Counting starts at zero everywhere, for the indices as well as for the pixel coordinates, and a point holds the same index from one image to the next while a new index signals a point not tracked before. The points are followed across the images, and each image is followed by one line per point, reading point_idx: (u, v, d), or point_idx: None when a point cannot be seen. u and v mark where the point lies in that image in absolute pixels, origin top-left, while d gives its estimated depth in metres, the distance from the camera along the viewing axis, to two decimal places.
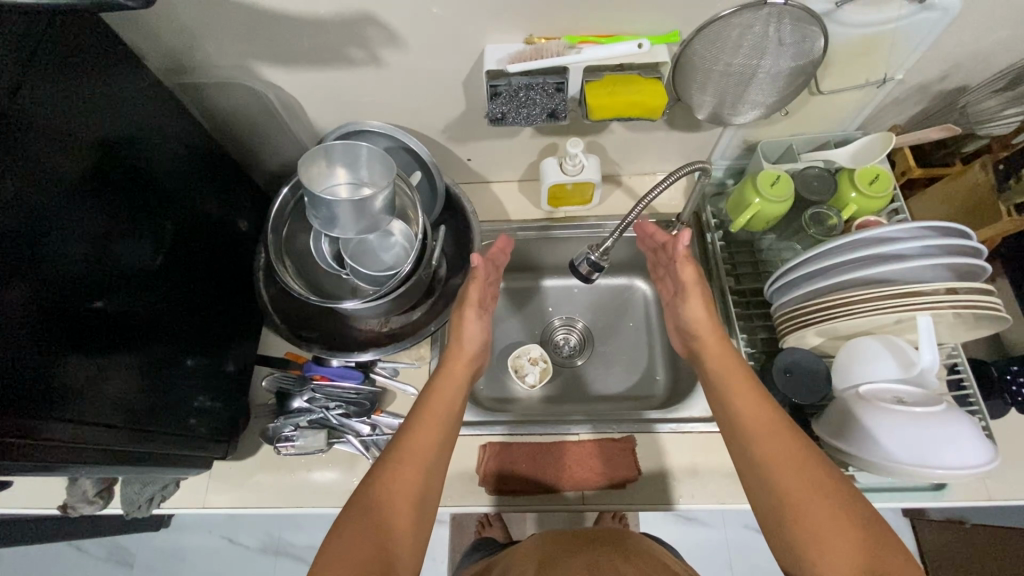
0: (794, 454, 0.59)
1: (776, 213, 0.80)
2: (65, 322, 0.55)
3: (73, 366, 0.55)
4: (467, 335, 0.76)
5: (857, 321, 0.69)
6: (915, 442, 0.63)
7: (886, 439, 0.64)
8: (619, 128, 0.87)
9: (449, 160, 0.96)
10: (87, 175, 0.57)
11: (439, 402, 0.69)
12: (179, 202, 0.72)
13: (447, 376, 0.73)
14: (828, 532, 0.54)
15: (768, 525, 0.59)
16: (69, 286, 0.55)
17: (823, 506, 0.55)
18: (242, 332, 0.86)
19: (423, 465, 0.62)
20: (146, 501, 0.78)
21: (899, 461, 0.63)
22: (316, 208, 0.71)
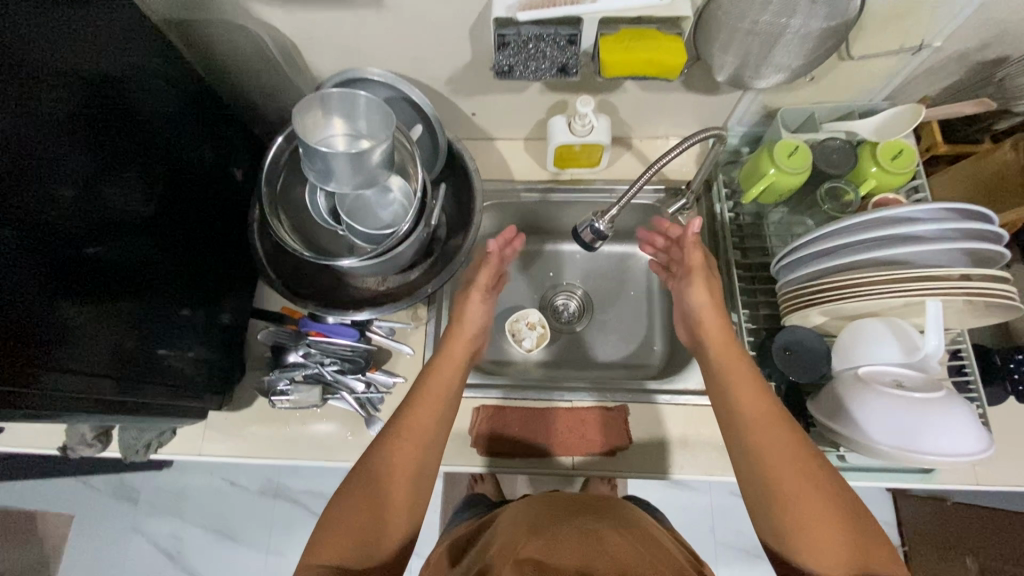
0: (786, 441, 0.59)
1: (792, 186, 0.77)
2: (58, 276, 0.53)
3: (66, 321, 0.54)
4: (470, 315, 0.75)
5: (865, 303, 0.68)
6: (909, 428, 0.62)
7: (877, 422, 0.64)
8: (633, 87, 0.82)
9: (452, 114, 0.91)
10: (75, 118, 0.54)
11: (439, 382, 0.68)
12: (173, 147, 0.69)
13: (447, 358, 0.71)
14: (812, 518, 0.55)
15: (756, 510, 0.59)
16: (61, 237, 0.53)
17: (811, 496, 0.56)
18: (237, 284, 0.84)
19: (421, 443, 0.62)
20: (144, 447, 0.79)
21: (892, 445, 0.63)
22: (311, 159, 0.67)
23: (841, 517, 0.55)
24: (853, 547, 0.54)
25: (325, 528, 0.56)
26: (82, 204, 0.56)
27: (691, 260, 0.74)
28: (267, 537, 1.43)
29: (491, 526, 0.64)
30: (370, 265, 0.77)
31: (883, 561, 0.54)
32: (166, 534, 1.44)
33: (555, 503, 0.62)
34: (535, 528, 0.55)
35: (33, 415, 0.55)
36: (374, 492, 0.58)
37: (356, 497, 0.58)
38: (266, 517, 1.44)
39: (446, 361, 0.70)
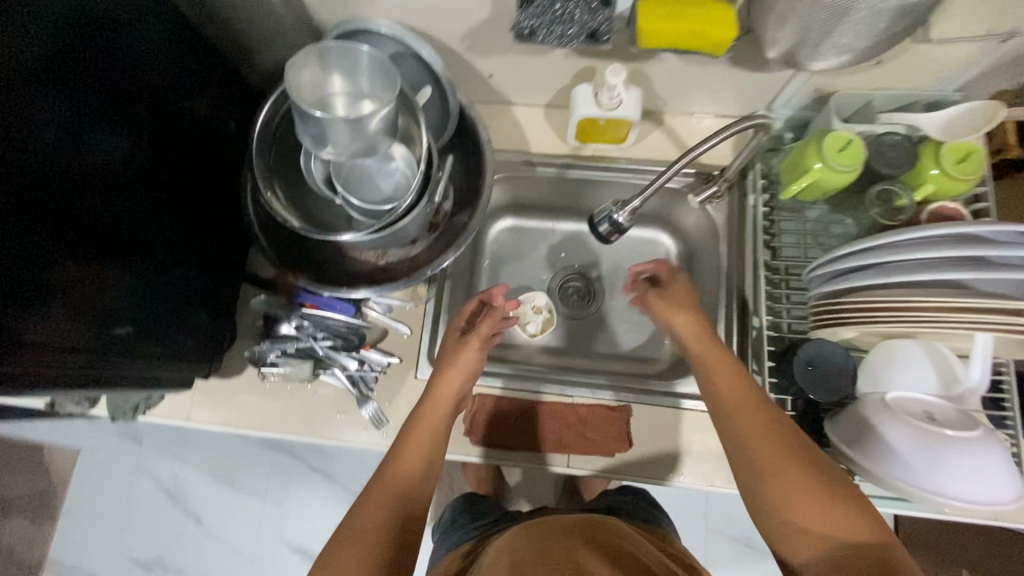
0: (766, 425, 0.59)
1: (840, 185, 0.69)
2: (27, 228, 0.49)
3: (39, 274, 0.50)
4: (463, 362, 0.73)
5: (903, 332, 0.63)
6: (936, 469, 0.58)
7: (903, 459, 0.60)
8: (671, 57, 0.73)
9: (467, 75, 0.83)
10: (40, 57, 0.49)
11: (426, 422, 0.68)
12: (165, 100, 0.64)
13: (435, 399, 0.70)
14: (798, 497, 0.54)
15: (760, 516, 0.57)
16: (27, 185, 0.49)
17: (795, 474, 0.55)
18: (230, 249, 0.80)
19: (406, 482, 0.62)
20: (132, 408, 0.77)
21: (916, 484, 0.59)
22: (305, 123, 0.61)
23: (841, 507, 0.53)
24: (851, 523, 0.52)
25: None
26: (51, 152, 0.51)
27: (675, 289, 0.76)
28: (264, 486, 1.43)
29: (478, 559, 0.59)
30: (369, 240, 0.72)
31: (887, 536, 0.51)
32: (166, 475, 1.44)
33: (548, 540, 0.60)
34: (515, 566, 0.53)
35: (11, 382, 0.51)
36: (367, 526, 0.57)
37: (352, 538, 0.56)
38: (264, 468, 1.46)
39: (433, 404, 0.70)
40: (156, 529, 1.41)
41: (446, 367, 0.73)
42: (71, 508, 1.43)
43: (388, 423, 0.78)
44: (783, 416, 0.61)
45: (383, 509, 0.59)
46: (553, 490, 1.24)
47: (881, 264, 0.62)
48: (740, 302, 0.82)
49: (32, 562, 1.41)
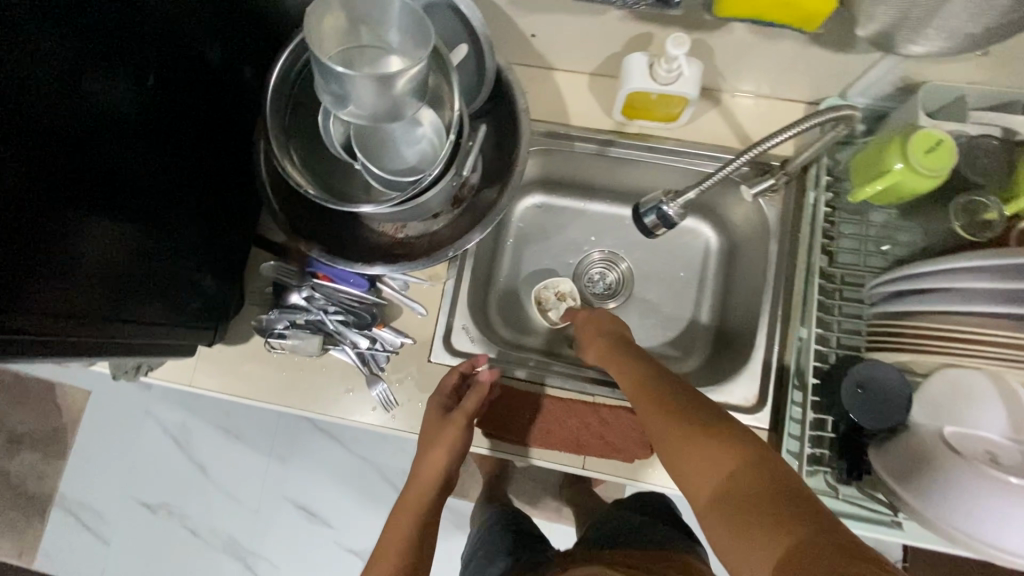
0: (652, 400, 0.56)
1: (920, 190, 0.61)
2: (18, 180, 0.44)
3: (32, 231, 0.45)
4: (444, 441, 0.68)
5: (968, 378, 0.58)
6: (974, 512, 0.53)
7: (942, 493, 0.55)
8: (742, 28, 0.64)
9: (508, 33, 0.74)
10: None
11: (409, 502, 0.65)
12: (178, 43, 0.58)
13: (417, 482, 0.67)
14: (692, 457, 0.48)
15: (670, 475, 0.50)
16: (17, 131, 0.44)
17: (681, 435, 0.50)
18: (241, 209, 0.75)
19: (413, 525, 0.63)
20: (134, 368, 0.74)
21: (943, 519, 0.55)
22: (326, 79, 0.54)
23: (703, 437, 0.48)
24: (728, 475, 0.45)
25: None
26: (45, 95, 0.45)
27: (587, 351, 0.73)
28: (269, 442, 1.42)
29: None
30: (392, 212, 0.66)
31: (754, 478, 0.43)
32: (174, 423, 1.43)
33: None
34: None
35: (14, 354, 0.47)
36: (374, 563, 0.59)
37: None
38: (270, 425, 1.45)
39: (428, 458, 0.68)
40: (162, 475, 1.42)
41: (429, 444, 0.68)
42: (81, 447, 1.44)
43: (397, 406, 0.75)
44: (666, 372, 0.58)
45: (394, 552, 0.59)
46: (559, 475, 1.21)
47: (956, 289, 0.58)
48: (785, 308, 0.75)
49: (42, 495, 1.43)
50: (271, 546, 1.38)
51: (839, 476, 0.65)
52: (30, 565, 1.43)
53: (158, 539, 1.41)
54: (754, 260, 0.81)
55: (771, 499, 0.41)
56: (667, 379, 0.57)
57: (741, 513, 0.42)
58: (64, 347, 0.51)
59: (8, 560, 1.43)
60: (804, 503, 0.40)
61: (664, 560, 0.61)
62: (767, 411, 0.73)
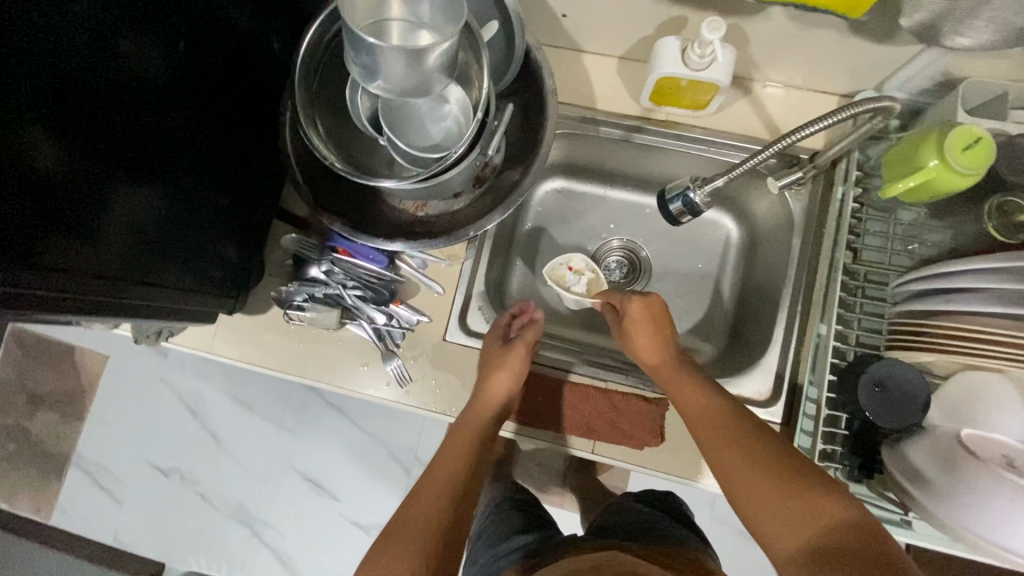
0: (734, 444, 0.58)
1: (955, 189, 0.60)
2: (51, 139, 0.45)
3: (60, 188, 0.46)
4: (509, 366, 0.71)
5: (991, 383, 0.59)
6: (983, 512, 0.54)
7: (953, 492, 0.55)
8: (781, 14, 0.63)
9: (539, 13, 0.73)
10: None
11: (441, 463, 0.65)
12: (209, 9, 0.58)
13: (453, 441, 0.67)
14: (781, 508, 0.52)
15: (747, 514, 0.55)
16: (56, 90, 0.44)
17: (771, 487, 0.53)
18: (264, 181, 0.75)
19: (445, 489, 0.61)
20: (155, 333, 0.75)
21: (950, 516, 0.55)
22: (356, 50, 0.53)
23: (796, 493, 0.52)
24: (819, 533, 0.49)
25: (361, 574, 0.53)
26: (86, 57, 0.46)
27: (629, 311, 0.73)
28: (281, 414, 1.44)
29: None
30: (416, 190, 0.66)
31: (848, 541, 0.48)
32: (190, 391, 1.46)
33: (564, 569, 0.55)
34: None
35: (42, 310, 0.48)
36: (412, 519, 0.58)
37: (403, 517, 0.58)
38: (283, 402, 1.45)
39: (483, 390, 0.70)
40: (176, 441, 1.45)
41: (486, 371, 0.71)
42: (98, 410, 1.47)
43: (411, 382, 0.75)
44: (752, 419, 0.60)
45: (427, 495, 0.60)
46: (564, 461, 1.22)
47: (987, 288, 0.57)
48: (805, 303, 0.74)
49: (60, 454, 1.47)
50: (278, 515, 1.41)
51: (849, 472, 0.64)
52: (46, 520, 1.47)
53: (170, 502, 1.44)
54: (776, 254, 0.80)
55: (859, 561, 0.46)
56: (745, 424, 0.59)
57: (835, 561, 0.47)
58: (89, 308, 0.52)
59: (26, 514, 1.48)
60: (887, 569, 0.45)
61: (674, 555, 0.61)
62: (780, 406, 0.72)
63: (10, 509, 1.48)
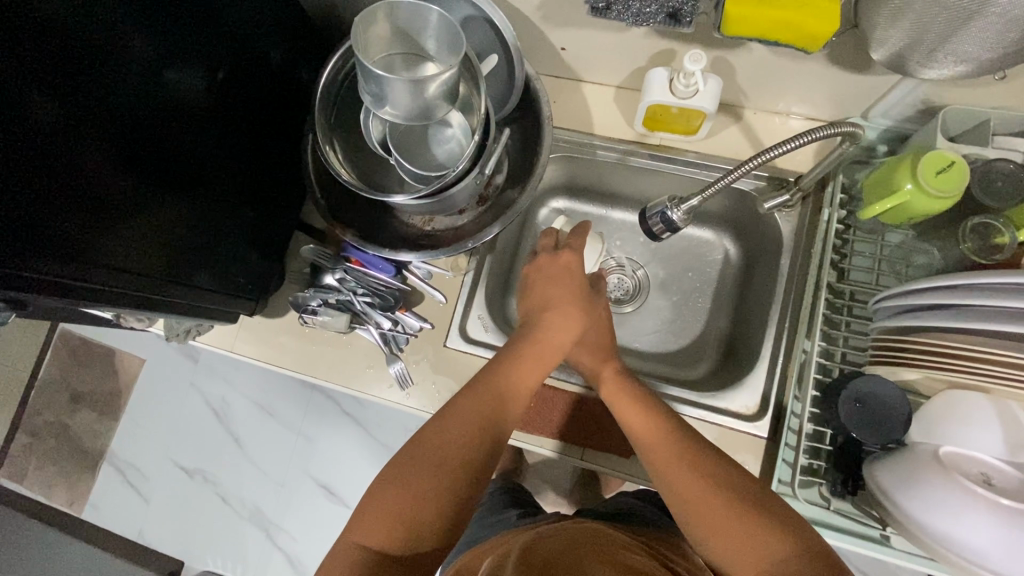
0: (690, 447, 0.60)
1: (929, 211, 0.63)
2: (98, 148, 0.52)
3: (99, 188, 0.52)
4: (590, 312, 0.74)
5: (965, 401, 0.59)
6: (987, 542, 0.52)
7: (945, 519, 0.54)
8: (761, 48, 0.67)
9: (540, 47, 0.79)
10: None
11: (468, 409, 0.63)
12: (242, 43, 0.66)
13: (482, 388, 0.65)
14: (739, 498, 0.55)
15: (702, 517, 0.56)
16: (101, 103, 0.51)
17: (730, 478, 0.57)
18: (287, 196, 0.82)
19: (468, 434, 0.61)
20: (185, 332, 0.83)
21: (950, 547, 0.54)
22: (367, 81, 0.60)
23: (746, 482, 0.57)
24: (770, 519, 0.53)
25: (373, 510, 0.57)
26: (124, 74, 0.53)
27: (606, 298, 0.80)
28: (299, 421, 1.50)
29: (508, 544, 0.59)
30: (422, 209, 0.74)
31: (794, 526, 0.53)
32: (216, 395, 1.54)
33: (557, 529, 0.59)
34: (563, 554, 0.52)
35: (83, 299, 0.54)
36: (422, 484, 0.58)
37: (420, 468, 0.59)
38: (302, 406, 1.50)
39: (548, 335, 0.71)
40: (201, 442, 1.53)
41: (560, 312, 0.72)
42: (133, 410, 1.57)
43: (412, 385, 0.80)
44: (687, 426, 0.64)
45: (447, 440, 0.60)
46: (569, 477, 1.24)
47: (955, 307, 0.57)
48: (792, 321, 0.77)
49: (95, 451, 1.57)
50: (292, 518, 1.47)
51: (834, 488, 0.66)
52: (79, 513, 1.56)
53: (192, 500, 1.51)
54: (768, 273, 0.82)
55: (799, 535, 0.53)
56: (685, 430, 0.63)
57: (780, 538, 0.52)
58: (121, 302, 0.58)
59: (61, 507, 1.57)
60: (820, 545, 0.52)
61: (658, 536, 0.63)
62: (767, 422, 0.74)
63: (47, 501, 1.57)
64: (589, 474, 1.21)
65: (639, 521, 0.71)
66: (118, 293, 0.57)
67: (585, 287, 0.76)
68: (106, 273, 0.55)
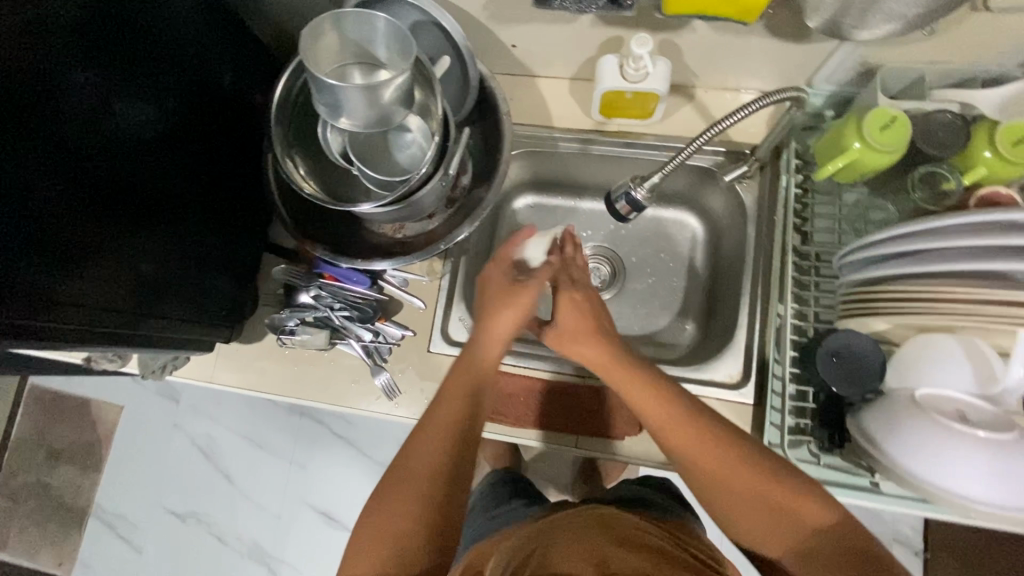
0: (696, 436, 0.59)
1: (879, 165, 0.65)
2: (50, 188, 0.50)
3: (62, 235, 0.52)
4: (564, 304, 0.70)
5: (928, 341, 0.62)
6: (965, 475, 0.54)
7: (925, 458, 0.56)
8: (702, 26, 0.69)
9: (492, 46, 0.80)
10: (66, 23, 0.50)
11: (431, 429, 0.62)
12: (190, 66, 0.65)
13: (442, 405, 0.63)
14: (763, 486, 0.55)
15: (734, 510, 0.56)
16: (50, 141, 0.50)
17: (747, 466, 0.56)
18: (252, 218, 0.81)
19: (438, 457, 0.60)
20: (160, 367, 0.81)
21: (934, 484, 0.56)
22: (320, 92, 0.60)
23: (773, 467, 0.56)
24: (802, 501, 0.54)
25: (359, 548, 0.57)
26: (69, 112, 0.51)
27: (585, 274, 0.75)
28: (290, 449, 1.47)
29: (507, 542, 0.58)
30: (384, 216, 0.73)
31: (826, 508, 0.54)
32: (201, 434, 1.50)
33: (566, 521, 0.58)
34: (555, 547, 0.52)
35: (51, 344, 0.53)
36: (403, 514, 0.57)
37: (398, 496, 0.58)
38: (292, 434, 1.47)
39: (492, 337, 0.69)
40: (191, 484, 1.49)
41: (510, 303, 0.69)
42: (116, 460, 1.52)
43: (399, 394, 0.80)
44: (697, 406, 0.61)
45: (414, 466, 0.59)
46: (569, 470, 1.24)
47: (914, 254, 0.59)
48: (763, 288, 0.79)
49: (79, 507, 1.51)
50: (292, 549, 1.43)
51: (822, 444, 0.67)
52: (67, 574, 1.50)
53: (186, 546, 1.47)
54: (737, 245, 0.84)
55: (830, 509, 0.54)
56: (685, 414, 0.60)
57: (813, 520, 0.53)
58: (90, 343, 0.57)
59: (48, 569, 1.50)
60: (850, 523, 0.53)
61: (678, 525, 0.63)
62: (752, 388, 0.76)
63: (33, 565, 1.51)
64: (588, 465, 1.21)
65: (645, 504, 0.71)
66: (85, 334, 0.56)
67: (547, 274, 0.72)
68: (70, 316, 0.54)
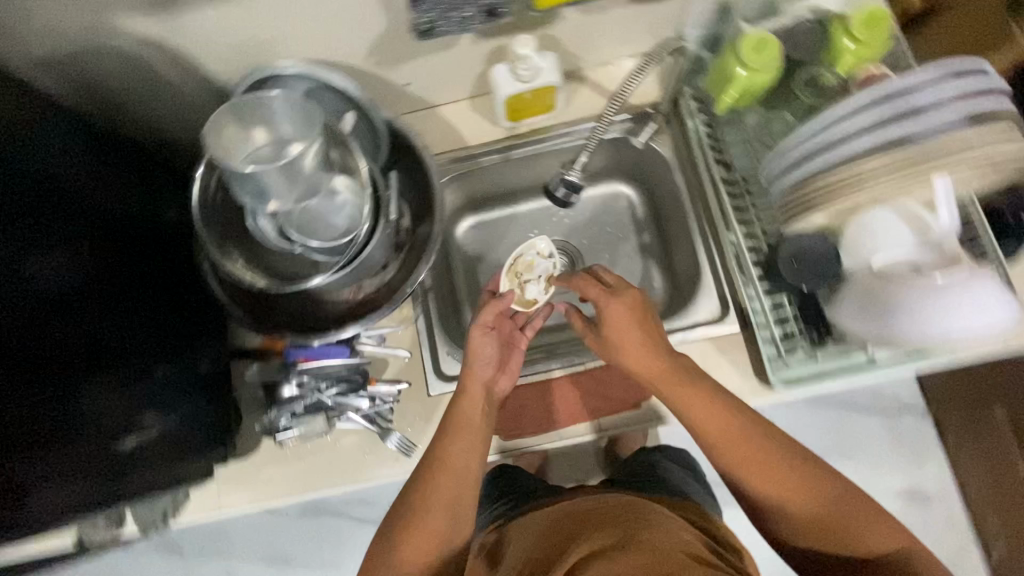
0: (755, 452, 0.61)
1: (764, 84, 0.72)
2: None
3: (6, 418, 0.50)
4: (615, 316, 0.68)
5: (876, 217, 0.65)
6: (941, 319, 0.61)
7: (906, 319, 0.63)
8: (571, 12, 0.74)
9: (387, 90, 0.82)
10: None
11: (433, 493, 0.64)
12: (95, 203, 0.63)
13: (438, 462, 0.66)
14: (798, 487, 0.59)
15: (766, 507, 0.61)
16: None
17: (796, 471, 0.60)
18: (212, 330, 0.78)
19: (443, 522, 0.63)
20: (163, 515, 0.75)
21: (921, 336, 0.63)
22: (242, 184, 0.66)
23: (820, 471, 0.60)
24: (840, 503, 0.58)
25: None
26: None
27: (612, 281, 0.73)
28: (318, 554, 1.39)
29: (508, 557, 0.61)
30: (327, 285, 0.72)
31: (885, 535, 0.57)
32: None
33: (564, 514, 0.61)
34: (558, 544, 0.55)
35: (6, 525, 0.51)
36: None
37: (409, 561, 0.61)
38: (314, 538, 1.39)
39: (471, 392, 0.70)
40: None
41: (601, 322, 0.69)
42: None
43: (416, 448, 0.78)
44: (747, 412, 0.64)
45: (419, 536, 0.62)
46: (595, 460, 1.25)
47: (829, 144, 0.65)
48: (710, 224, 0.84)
49: None
50: None
51: (813, 340, 0.71)
52: None
53: None
54: (672, 194, 0.89)
55: (864, 514, 0.58)
56: (744, 422, 0.62)
57: (846, 526, 0.57)
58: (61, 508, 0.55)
59: None
60: (897, 532, 0.57)
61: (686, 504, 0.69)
62: (734, 315, 0.79)
63: None
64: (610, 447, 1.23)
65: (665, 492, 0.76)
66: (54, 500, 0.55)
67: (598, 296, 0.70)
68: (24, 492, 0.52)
